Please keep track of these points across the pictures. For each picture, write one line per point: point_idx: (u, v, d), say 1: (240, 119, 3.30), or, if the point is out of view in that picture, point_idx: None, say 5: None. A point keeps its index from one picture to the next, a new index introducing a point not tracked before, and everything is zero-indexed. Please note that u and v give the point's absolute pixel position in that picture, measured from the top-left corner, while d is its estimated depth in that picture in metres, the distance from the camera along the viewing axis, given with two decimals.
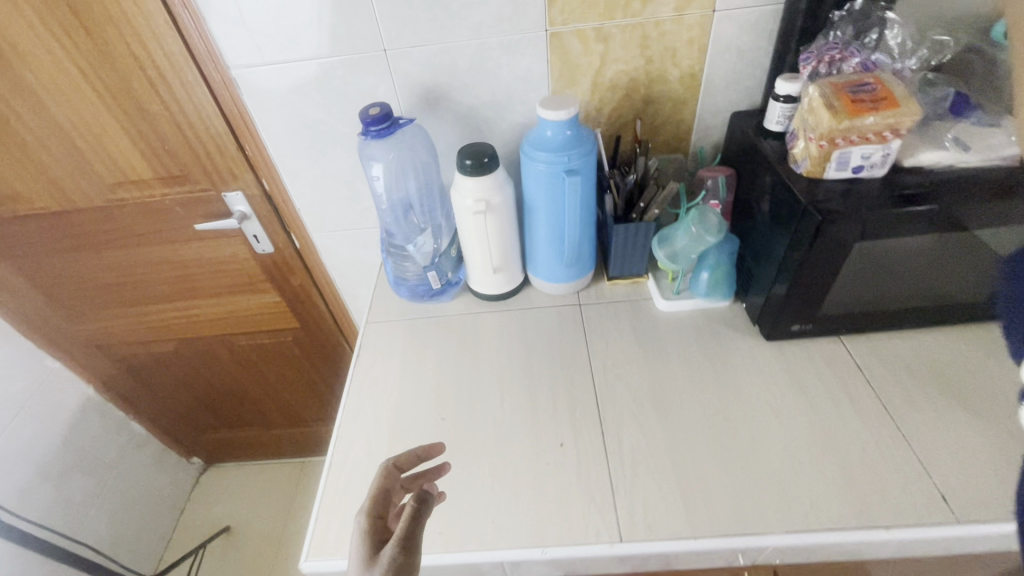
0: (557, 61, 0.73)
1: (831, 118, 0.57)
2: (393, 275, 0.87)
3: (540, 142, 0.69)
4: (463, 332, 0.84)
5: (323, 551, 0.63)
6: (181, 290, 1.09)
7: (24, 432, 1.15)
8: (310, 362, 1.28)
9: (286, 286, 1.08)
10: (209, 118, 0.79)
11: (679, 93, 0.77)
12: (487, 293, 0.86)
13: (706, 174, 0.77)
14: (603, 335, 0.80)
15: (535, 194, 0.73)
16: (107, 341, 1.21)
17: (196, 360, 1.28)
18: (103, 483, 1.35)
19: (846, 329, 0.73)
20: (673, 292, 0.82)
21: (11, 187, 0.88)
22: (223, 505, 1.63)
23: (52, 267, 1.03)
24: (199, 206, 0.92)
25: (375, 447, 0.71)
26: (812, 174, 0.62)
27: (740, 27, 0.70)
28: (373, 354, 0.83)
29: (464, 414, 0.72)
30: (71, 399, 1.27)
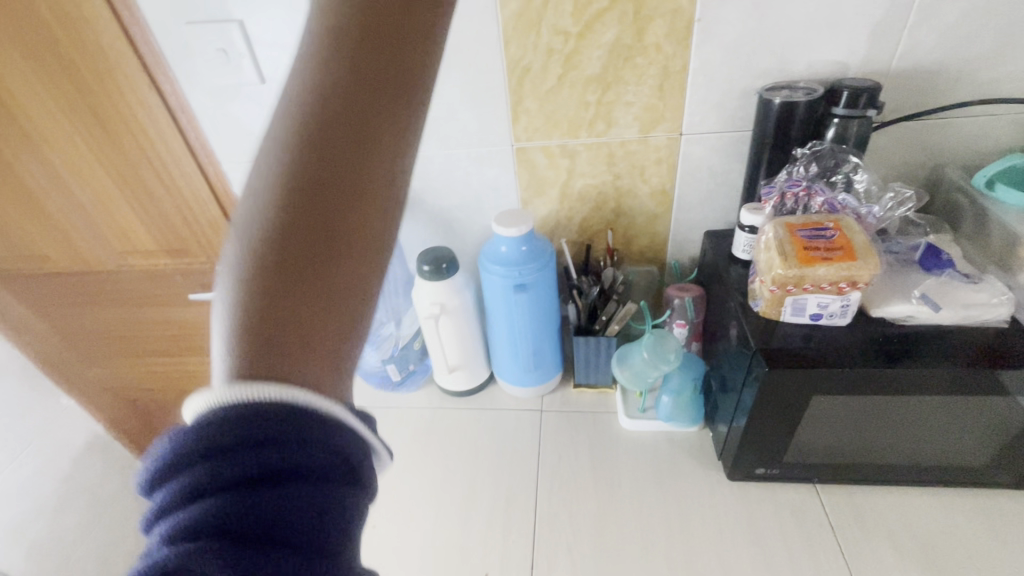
0: (523, 173, 0.74)
1: (782, 265, 0.54)
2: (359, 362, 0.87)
3: (495, 256, 0.70)
4: (419, 430, 0.82)
5: None
6: (182, 347, 1.14)
7: None
8: None
9: None
10: (204, 202, 0.85)
11: (651, 208, 0.75)
12: (453, 389, 0.85)
13: (674, 293, 0.74)
14: (557, 448, 0.76)
15: (493, 303, 0.73)
16: (117, 385, 1.27)
17: None
18: None
19: (820, 477, 0.66)
20: (638, 410, 0.77)
21: (41, 249, 0.97)
22: None
23: (73, 318, 1.11)
24: (197, 276, 0.97)
25: None
26: (768, 315, 0.59)
27: (711, 150, 0.69)
28: None
29: (398, 522, 0.70)
30: None
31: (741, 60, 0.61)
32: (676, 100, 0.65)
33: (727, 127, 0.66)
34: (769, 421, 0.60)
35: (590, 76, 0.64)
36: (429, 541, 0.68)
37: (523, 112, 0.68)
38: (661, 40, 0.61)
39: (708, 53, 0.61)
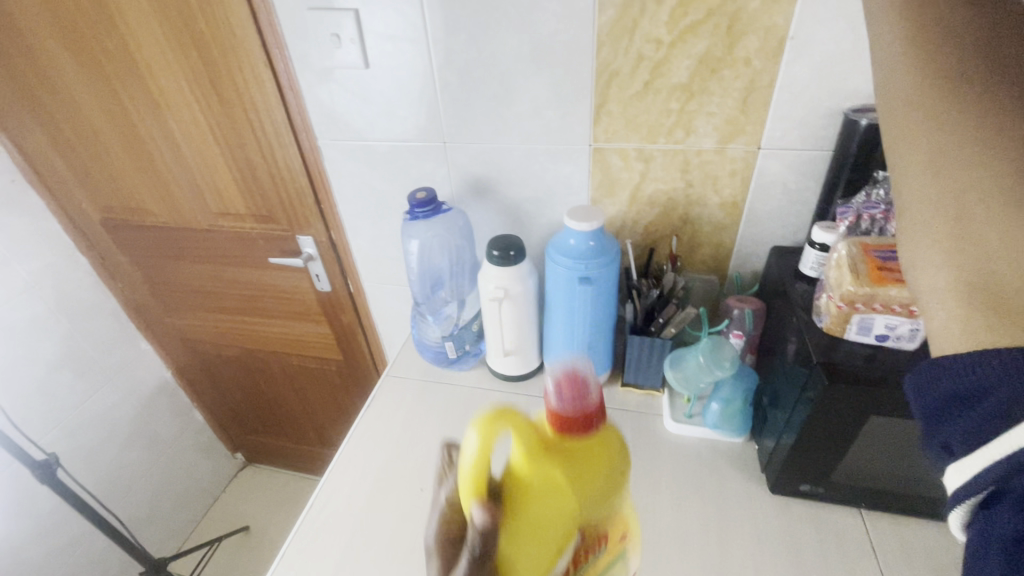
0: (598, 172, 0.77)
1: (852, 281, 0.55)
2: (418, 337, 0.92)
3: (563, 248, 0.73)
4: (469, 407, 0.86)
5: None
6: (253, 306, 1.22)
7: (107, 399, 1.31)
8: (347, 392, 1.36)
9: (337, 322, 1.18)
10: (295, 173, 0.92)
11: (719, 218, 0.77)
12: (503, 374, 0.88)
13: (734, 303, 0.75)
14: None
15: (554, 293, 0.76)
16: (189, 336, 1.38)
17: (254, 368, 1.40)
18: (158, 458, 1.47)
19: (867, 503, 0.65)
20: (684, 416, 0.78)
21: (146, 203, 1.07)
22: (248, 505, 1.66)
23: (162, 269, 1.22)
24: (278, 242, 1.05)
25: (354, 498, 0.73)
26: (832, 332, 0.59)
27: (787, 167, 0.70)
28: (382, 407, 0.87)
29: None
30: (152, 379, 1.43)
31: (830, 80, 0.62)
32: (759, 115, 0.66)
33: (808, 145, 0.67)
34: (822, 438, 0.60)
35: (676, 85, 0.67)
36: None
37: (605, 113, 0.71)
38: (751, 55, 0.63)
39: (796, 71, 0.62)
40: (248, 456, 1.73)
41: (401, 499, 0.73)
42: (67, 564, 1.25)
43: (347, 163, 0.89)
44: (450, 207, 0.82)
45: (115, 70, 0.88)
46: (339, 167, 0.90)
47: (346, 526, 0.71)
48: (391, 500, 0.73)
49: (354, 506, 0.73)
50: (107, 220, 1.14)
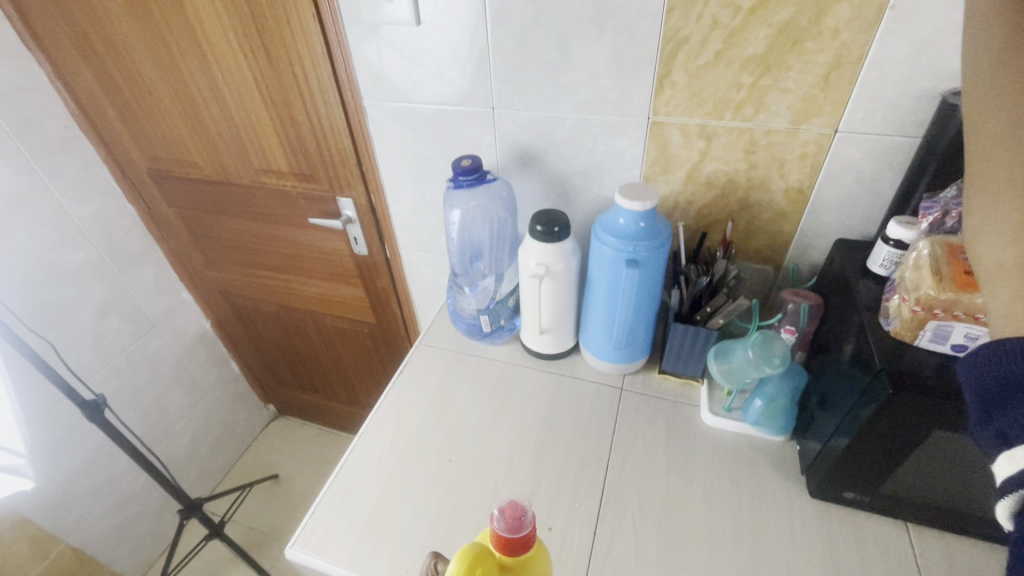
0: (654, 148, 0.72)
1: (933, 284, 0.51)
2: (453, 308, 0.90)
3: (612, 227, 0.70)
4: (501, 382, 0.85)
5: (307, 545, 0.66)
6: (291, 265, 1.24)
7: (151, 344, 1.36)
8: (377, 354, 1.38)
9: (372, 285, 1.18)
10: (339, 133, 0.90)
11: (781, 205, 0.72)
12: (536, 351, 0.87)
13: (789, 297, 0.71)
14: (634, 428, 0.76)
15: (598, 273, 0.73)
16: (229, 289, 1.41)
17: (289, 324, 1.43)
18: (197, 403, 1.53)
19: (914, 517, 0.62)
20: (723, 409, 0.76)
21: (192, 156, 1.08)
22: (279, 454, 1.73)
23: (205, 222, 1.24)
24: (318, 202, 1.05)
25: (384, 463, 0.74)
26: (901, 336, 0.55)
27: (865, 153, 0.64)
28: (414, 375, 0.87)
29: (471, 460, 0.74)
30: (192, 328, 1.47)
31: (929, 57, 0.56)
32: (840, 94, 0.61)
33: (892, 130, 0.61)
34: (875, 447, 0.57)
35: (750, 56, 0.61)
36: (498, 485, 0.70)
37: (669, 85, 0.66)
38: (841, 26, 0.56)
39: (891, 46, 0.56)
40: (280, 407, 1.79)
41: (430, 468, 0.73)
42: (112, 495, 1.33)
43: (391, 126, 0.87)
44: (495, 178, 0.79)
45: (166, 19, 0.86)
46: (383, 129, 0.88)
47: (376, 489, 0.72)
48: (420, 468, 0.73)
49: (384, 471, 0.74)
50: (155, 170, 1.16)
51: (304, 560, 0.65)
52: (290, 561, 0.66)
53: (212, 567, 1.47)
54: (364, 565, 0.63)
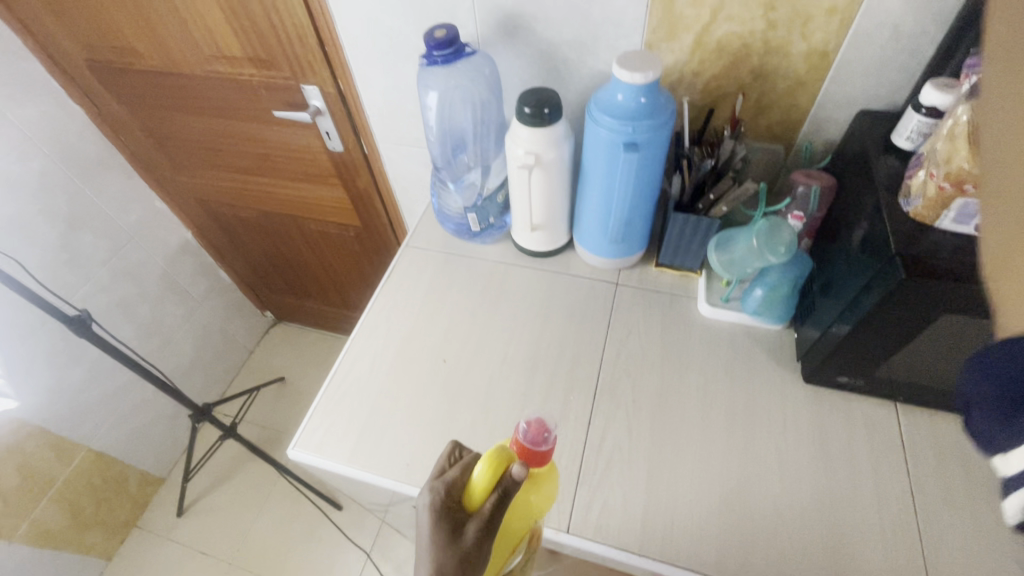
0: (657, 8, 0.62)
1: (968, 156, 0.46)
2: (439, 208, 0.84)
3: (608, 105, 0.62)
4: (493, 281, 0.82)
5: (308, 446, 0.67)
6: (264, 167, 1.15)
7: (132, 257, 1.32)
8: (367, 257, 1.34)
9: (353, 185, 1.11)
10: (292, 6, 0.78)
11: (800, 73, 0.63)
12: (529, 249, 0.83)
13: (799, 179, 0.65)
14: (629, 322, 0.75)
15: (593, 161, 0.66)
16: (203, 196, 1.33)
17: (272, 231, 1.37)
18: (192, 313, 1.53)
19: (905, 397, 0.63)
20: (720, 300, 0.74)
21: (130, 42, 0.95)
22: (283, 358, 1.77)
23: (162, 122, 1.13)
24: (281, 92, 0.94)
25: (377, 366, 0.74)
26: (921, 218, 0.51)
27: (906, 3, 0.54)
28: (402, 277, 0.84)
29: (465, 360, 0.73)
30: (173, 239, 1.42)
31: None
32: None
33: None
34: (877, 334, 0.55)
35: None
36: (493, 382, 0.70)
37: None
38: None
39: None
40: (277, 313, 1.80)
41: (424, 369, 0.73)
42: (123, 403, 1.37)
43: None
44: (474, 52, 0.69)
45: None
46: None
47: (371, 390, 0.72)
48: (414, 370, 0.73)
49: (378, 373, 0.73)
50: (92, 62, 1.02)
51: (306, 459, 0.66)
52: (294, 460, 0.68)
53: (232, 462, 1.56)
54: (364, 462, 0.65)
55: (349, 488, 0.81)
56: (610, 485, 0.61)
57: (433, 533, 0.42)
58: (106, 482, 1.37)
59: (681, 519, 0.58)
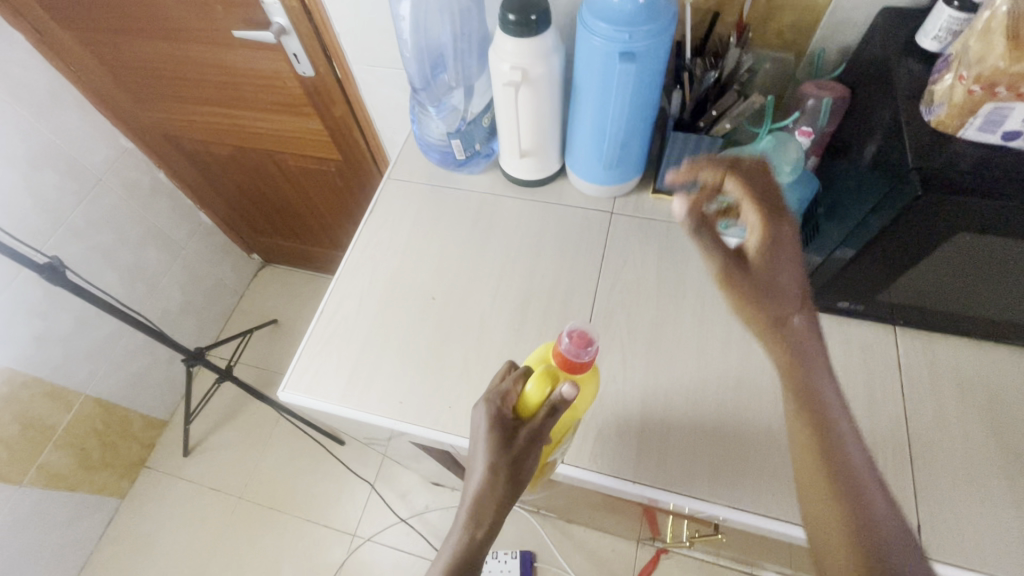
0: None
1: (1004, 54, 0.43)
2: (420, 136, 0.79)
3: (603, 8, 0.55)
4: (481, 213, 0.78)
5: (298, 387, 0.66)
6: (231, 97, 1.06)
7: (103, 200, 1.25)
8: (351, 194, 1.28)
9: (330, 114, 1.03)
10: None
11: None
12: (518, 178, 0.78)
13: (809, 91, 0.60)
14: (625, 252, 0.72)
15: (585, 75, 0.61)
16: (171, 132, 1.25)
17: (250, 168, 1.30)
18: (176, 258, 1.48)
19: (906, 320, 0.61)
20: (720, 227, 0.70)
21: None
22: (275, 301, 1.74)
23: (114, 48, 1.03)
24: (240, 9, 0.84)
25: (365, 304, 0.71)
26: (943, 126, 0.47)
27: None
28: (386, 212, 0.80)
29: (455, 296, 0.71)
30: (146, 180, 1.34)
31: None
32: None
33: None
34: (883, 257, 0.53)
35: None
36: (485, 318, 0.68)
37: None
38: None
39: None
40: (265, 256, 1.75)
41: (413, 307, 0.70)
42: (115, 350, 1.36)
43: None
44: None
45: None
46: None
47: (360, 330, 0.70)
48: (403, 308, 0.70)
49: (366, 313, 0.71)
50: None
51: (298, 400, 0.65)
52: (286, 402, 0.67)
53: (233, 403, 1.58)
54: (357, 401, 0.64)
55: (338, 425, 0.80)
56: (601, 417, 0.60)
57: (491, 433, 0.49)
58: (110, 426, 1.39)
59: (674, 449, 0.58)
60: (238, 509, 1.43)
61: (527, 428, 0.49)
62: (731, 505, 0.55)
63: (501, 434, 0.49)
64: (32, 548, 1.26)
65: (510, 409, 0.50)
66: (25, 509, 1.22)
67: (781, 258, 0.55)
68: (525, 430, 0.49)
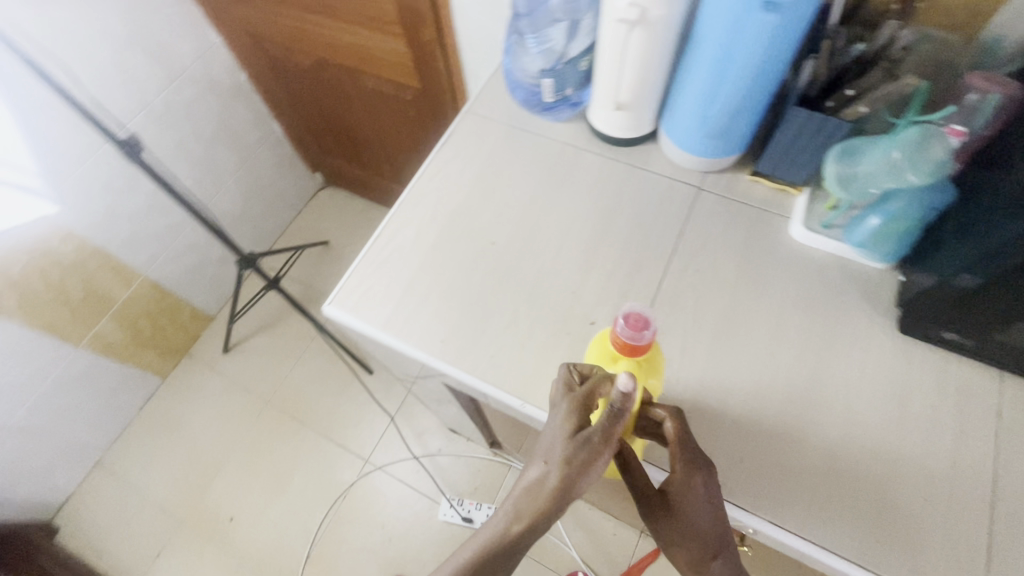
0: None
1: None
2: (510, 69, 0.74)
3: None
4: (558, 164, 0.73)
5: (344, 305, 0.65)
6: (322, 4, 1.03)
7: (186, 92, 1.27)
8: (422, 126, 1.25)
9: (416, 37, 0.99)
10: None
11: None
12: (604, 132, 0.72)
13: (975, 84, 0.51)
14: (705, 233, 0.66)
15: (711, 25, 0.53)
16: (258, 33, 1.23)
17: (327, 83, 1.28)
18: (243, 162, 1.50)
19: (1018, 367, 0.53)
20: (820, 225, 0.63)
21: None
22: (329, 223, 1.76)
23: None
24: None
25: (423, 236, 0.69)
26: None
27: None
28: (459, 146, 0.76)
29: (516, 245, 0.67)
30: (227, 79, 1.35)
31: None
32: None
33: None
34: None
35: None
36: (542, 274, 0.65)
37: None
38: None
39: None
40: (327, 176, 1.76)
41: (471, 248, 0.67)
42: (176, 241, 1.41)
43: None
44: None
45: None
46: None
47: (413, 260, 0.67)
48: (460, 248, 0.67)
49: (422, 244, 0.68)
50: None
51: (341, 318, 0.64)
52: (329, 317, 0.66)
53: (275, 314, 1.63)
54: (398, 330, 0.63)
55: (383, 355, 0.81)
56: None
57: (560, 433, 0.47)
58: (162, 310, 1.46)
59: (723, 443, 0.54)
60: (265, 413, 1.50)
61: (596, 434, 0.45)
62: (773, 521, 0.51)
63: (566, 433, 0.47)
64: (81, 406, 1.36)
65: (582, 407, 0.47)
66: (78, 370, 1.31)
67: (707, 504, 0.47)
68: (587, 432, 0.45)
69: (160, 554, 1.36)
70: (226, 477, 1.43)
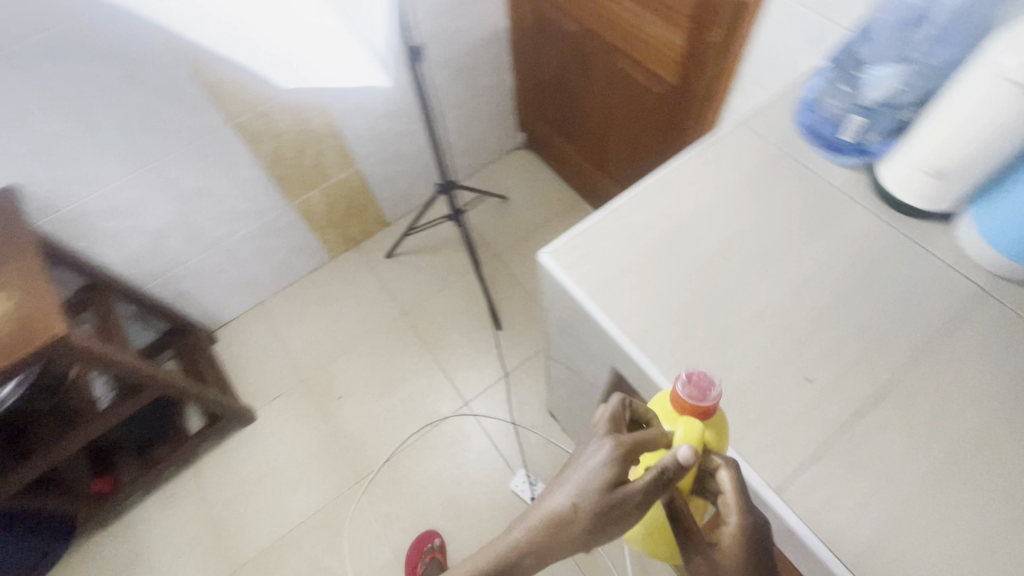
0: None
1: None
2: (815, 95, 0.71)
3: None
4: (819, 208, 0.68)
5: (560, 258, 0.67)
6: None
7: (458, 23, 1.38)
8: (653, 123, 1.23)
9: (699, 35, 0.97)
10: None
11: None
12: (890, 193, 0.65)
13: None
14: (974, 343, 0.57)
15: None
16: None
17: (580, 53, 1.31)
18: (470, 100, 1.61)
19: None
20: None
21: None
22: (513, 181, 1.84)
23: None
24: None
25: (654, 224, 0.68)
26: None
27: None
28: (719, 152, 0.73)
29: (748, 270, 0.64)
30: (493, 22, 1.44)
31: None
32: None
33: None
34: None
35: None
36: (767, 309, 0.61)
37: None
38: None
39: None
40: (530, 138, 1.83)
41: (700, 255, 0.65)
42: (392, 147, 1.56)
43: None
44: None
45: None
46: None
47: (637, 244, 0.67)
48: (690, 250, 0.65)
49: (651, 232, 0.68)
50: None
51: (553, 268, 0.66)
52: (540, 263, 0.68)
53: (438, 242, 1.75)
54: (603, 303, 0.63)
55: (548, 309, 0.80)
56: (832, 471, 0.53)
57: (590, 476, 0.46)
58: (356, 201, 1.64)
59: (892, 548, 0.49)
60: (398, 323, 1.63)
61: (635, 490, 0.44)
62: None
63: (598, 481, 0.46)
64: (271, 252, 1.58)
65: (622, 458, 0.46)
66: (282, 223, 1.52)
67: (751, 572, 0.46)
68: (626, 491, 0.45)
69: (276, 398, 1.55)
70: (347, 362, 1.58)
